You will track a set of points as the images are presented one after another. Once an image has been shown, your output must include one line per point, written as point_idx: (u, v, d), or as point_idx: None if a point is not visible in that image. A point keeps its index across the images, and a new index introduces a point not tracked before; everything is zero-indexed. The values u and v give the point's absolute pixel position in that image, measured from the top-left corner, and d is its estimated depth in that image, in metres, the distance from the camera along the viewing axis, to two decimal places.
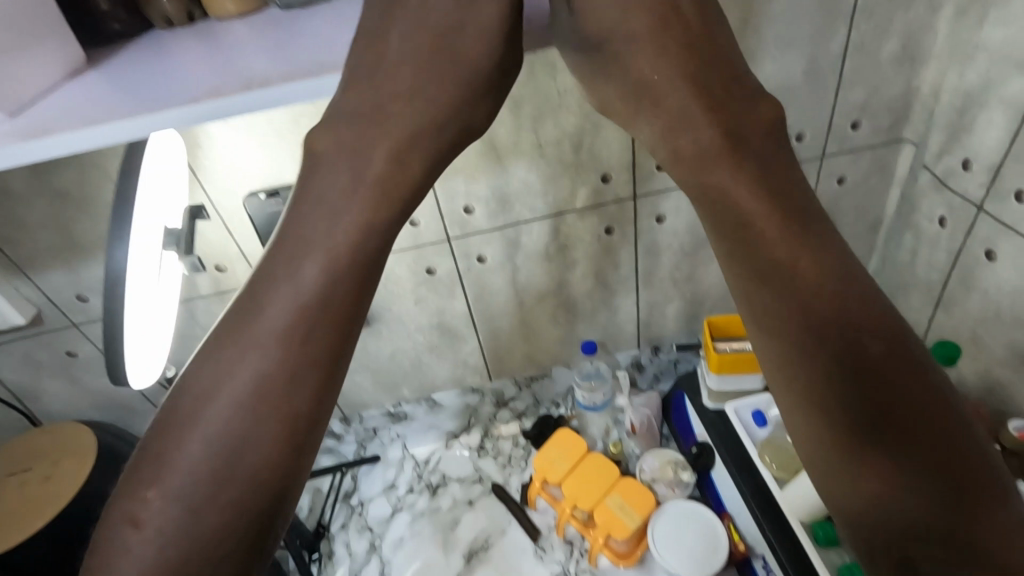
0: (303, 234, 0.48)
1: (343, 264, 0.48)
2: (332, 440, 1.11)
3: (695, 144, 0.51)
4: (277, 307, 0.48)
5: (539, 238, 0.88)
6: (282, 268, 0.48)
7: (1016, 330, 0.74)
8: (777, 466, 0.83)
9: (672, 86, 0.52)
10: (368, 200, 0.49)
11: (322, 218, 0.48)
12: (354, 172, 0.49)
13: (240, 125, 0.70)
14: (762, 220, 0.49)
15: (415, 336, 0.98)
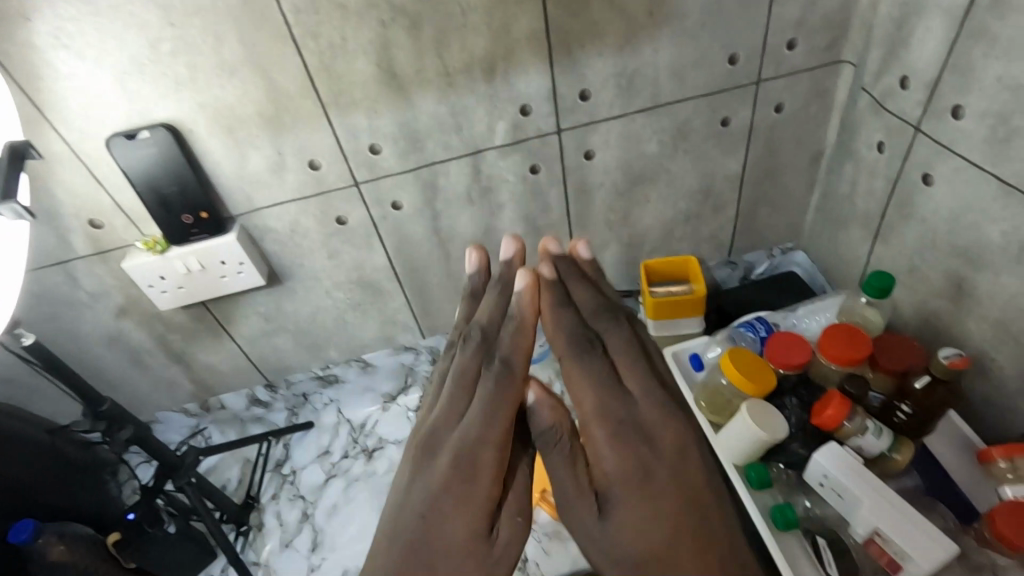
0: (459, 470, 0.55)
1: (476, 483, 0.55)
2: (260, 408, 1.05)
3: (612, 426, 0.57)
4: (420, 543, 0.52)
5: (459, 180, 0.81)
6: (422, 514, 0.54)
7: (953, 257, 0.71)
8: (710, 409, 0.79)
9: (589, 387, 0.60)
10: (491, 454, 0.56)
11: (460, 459, 0.56)
12: (476, 481, 0.55)
13: (86, 51, 0.60)
14: (609, 476, 0.55)
15: (334, 294, 0.91)
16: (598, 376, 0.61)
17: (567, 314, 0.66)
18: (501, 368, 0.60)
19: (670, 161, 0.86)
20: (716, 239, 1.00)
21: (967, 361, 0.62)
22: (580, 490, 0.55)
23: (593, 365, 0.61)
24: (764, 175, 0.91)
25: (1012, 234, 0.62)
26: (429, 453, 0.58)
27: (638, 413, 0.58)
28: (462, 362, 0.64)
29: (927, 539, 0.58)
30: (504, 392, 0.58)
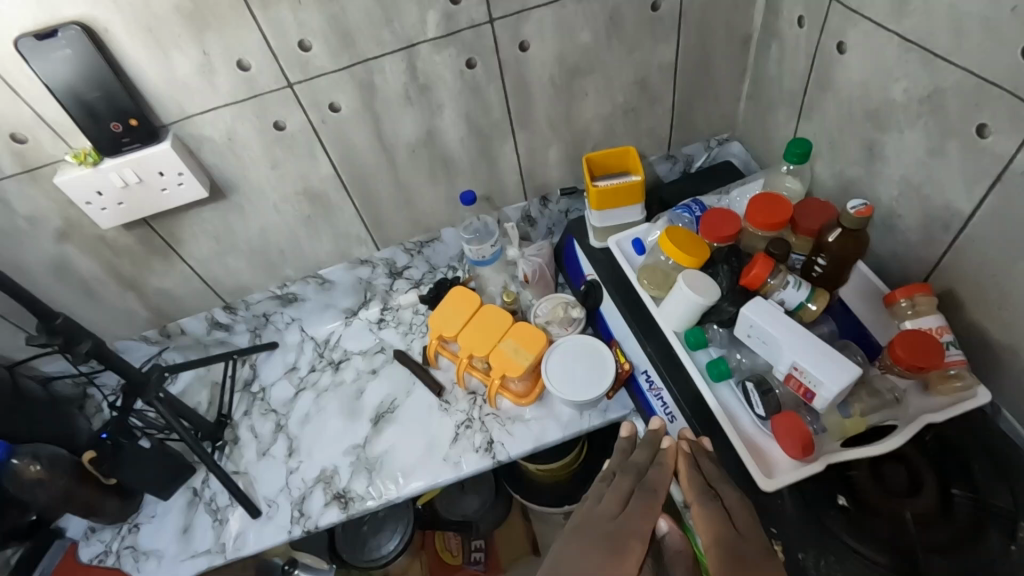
0: (597, 531, 0.49)
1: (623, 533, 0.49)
2: (221, 331, 1.07)
3: (725, 516, 0.54)
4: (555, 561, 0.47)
5: (396, 78, 0.80)
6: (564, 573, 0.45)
7: (864, 123, 0.76)
8: (652, 285, 0.84)
9: (724, 500, 0.57)
10: (643, 522, 0.50)
11: (606, 537, 0.48)
12: (619, 543, 0.48)
13: None
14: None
15: (282, 207, 0.91)
16: (721, 526, 0.52)
17: (708, 502, 0.56)
18: (652, 491, 0.55)
19: (605, 51, 0.87)
20: (655, 133, 1.03)
21: (870, 210, 0.67)
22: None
23: (745, 530, 0.52)
24: (697, 63, 0.94)
25: (912, 89, 0.67)
26: (584, 535, 0.49)
27: (759, 538, 0.51)
28: (616, 483, 0.57)
29: (837, 366, 0.64)
30: (652, 508, 0.52)
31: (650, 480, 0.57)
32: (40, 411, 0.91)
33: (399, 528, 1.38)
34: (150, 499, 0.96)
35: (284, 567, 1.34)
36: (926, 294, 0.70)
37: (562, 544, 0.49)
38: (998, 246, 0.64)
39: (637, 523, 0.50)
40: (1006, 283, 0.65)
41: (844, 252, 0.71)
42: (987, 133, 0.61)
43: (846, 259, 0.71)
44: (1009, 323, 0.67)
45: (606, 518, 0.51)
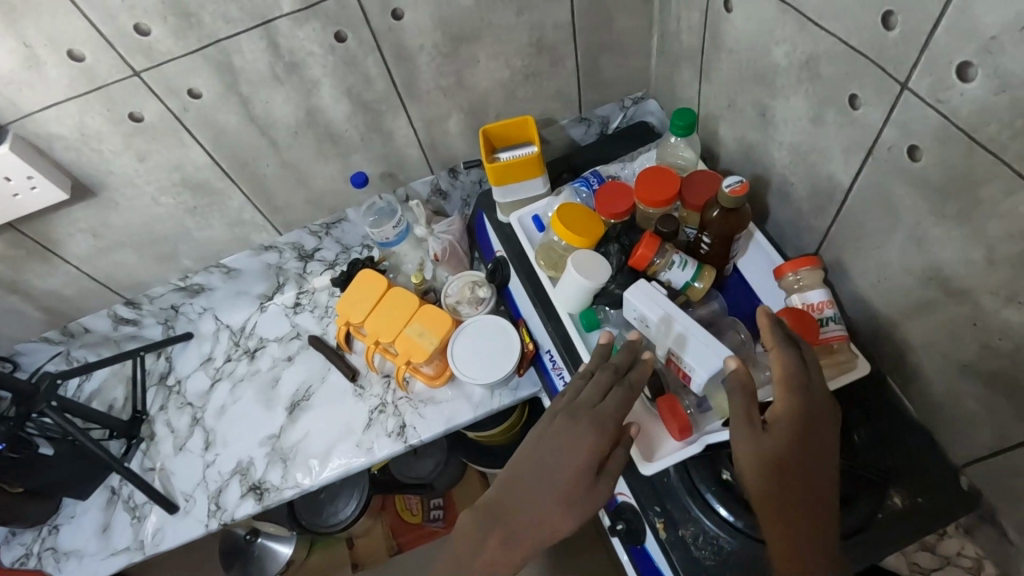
0: (575, 423, 0.64)
1: (600, 422, 0.64)
2: (129, 326, 1.04)
3: (799, 367, 0.57)
4: (551, 445, 0.64)
5: (257, 58, 0.74)
6: (546, 463, 0.64)
7: (755, 86, 0.72)
8: (549, 266, 0.82)
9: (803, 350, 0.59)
10: (615, 415, 0.64)
11: (583, 427, 0.64)
12: (594, 429, 0.63)
13: None
14: (785, 475, 0.54)
15: (161, 200, 0.86)
16: (795, 379, 0.56)
17: (792, 354, 0.57)
18: (628, 388, 0.65)
19: (490, 13, 0.81)
20: (563, 96, 0.98)
21: (746, 186, 0.64)
22: (762, 466, 0.55)
23: (810, 395, 0.56)
24: (596, 19, 0.87)
25: (792, 54, 0.63)
26: (568, 420, 0.65)
27: (818, 400, 0.56)
28: (597, 379, 0.66)
29: (710, 350, 0.63)
30: (627, 400, 0.65)
31: (636, 377, 0.66)
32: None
33: (355, 492, 1.37)
34: (68, 499, 0.96)
35: (247, 536, 1.38)
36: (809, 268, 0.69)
37: (547, 431, 0.66)
38: (874, 219, 0.62)
39: (610, 413, 0.64)
40: (882, 256, 0.64)
41: (728, 228, 0.69)
42: (858, 104, 0.57)
43: (732, 235, 0.69)
44: (888, 295, 0.66)
45: (590, 418, 0.64)
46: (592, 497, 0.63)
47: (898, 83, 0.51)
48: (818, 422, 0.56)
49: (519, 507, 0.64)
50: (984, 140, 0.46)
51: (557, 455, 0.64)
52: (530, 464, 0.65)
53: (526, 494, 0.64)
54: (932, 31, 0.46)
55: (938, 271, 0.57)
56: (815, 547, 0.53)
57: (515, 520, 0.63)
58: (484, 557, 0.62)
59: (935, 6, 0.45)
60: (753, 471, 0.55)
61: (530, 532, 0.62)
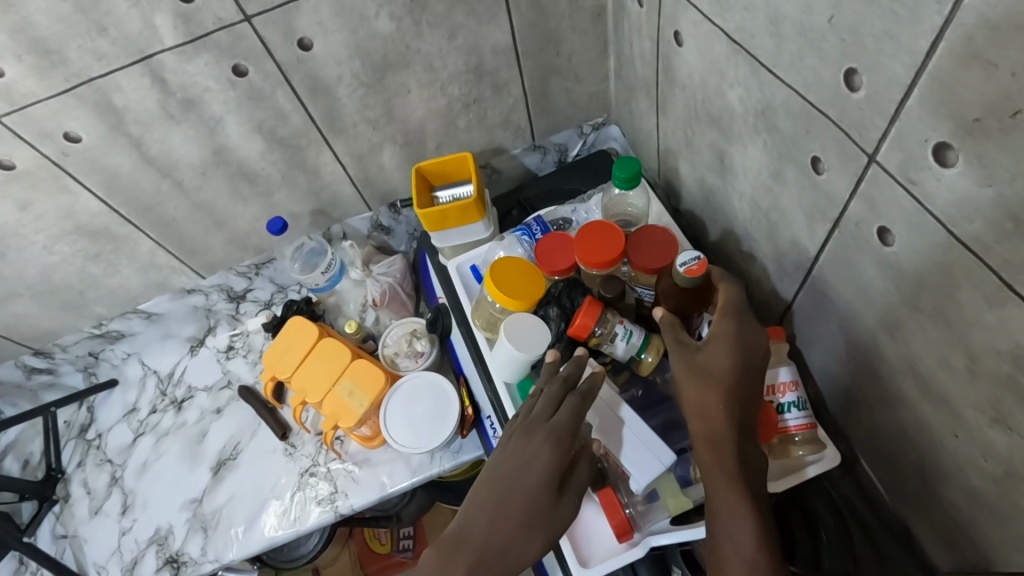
0: (534, 439, 0.55)
1: (558, 432, 0.55)
2: (44, 375, 0.96)
3: (735, 302, 0.56)
4: (509, 465, 0.55)
5: (142, 96, 0.65)
6: (507, 485, 0.54)
7: (711, 129, 0.62)
8: (486, 327, 0.72)
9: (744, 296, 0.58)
10: (575, 424, 0.55)
11: (542, 441, 0.55)
12: (554, 444, 0.54)
13: None
14: (719, 388, 0.52)
15: (54, 248, 0.77)
16: (731, 309, 0.56)
17: (735, 287, 0.57)
18: (583, 395, 0.57)
19: (415, 39, 0.71)
20: (511, 124, 0.88)
21: (704, 266, 0.56)
22: (690, 379, 0.53)
23: (748, 324, 0.55)
24: (541, 42, 0.77)
25: (747, 100, 0.53)
26: (525, 434, 0.55)
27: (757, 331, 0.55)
28: (548, 389, 0.57)
29: (650, 449, 0.57)
30: (584, 408, 0.56)
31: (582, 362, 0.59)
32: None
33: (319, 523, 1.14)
34: None
35: None
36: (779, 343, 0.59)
37: (505, 449, 0.56)
38: (843, 296, 0.53)
39: (569, 421, 0.55)
40: (852, 336, 0.55)
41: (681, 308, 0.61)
42: (821, 169, 0.48)
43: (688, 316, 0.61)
44: (858, 378, 0.57)
45: (549, 427, 0.55)
46: (562, 515, 0.54)
47: (864, 153, 0.42)
48: (755, 349, 0.54)
49: (480, 535, 0.53)
50: (966, 237, 0.37)
51: (516, 475, 0.54)
52: (488, 491, 0.55)
53: (485, 520, 0.53)
54: (902, 100, 0.37)
55: (913, 365, 0.48)
56: (747, 459, 0.50)
57: (476, 552, 0.52)
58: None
59: (905, 71, 0.36)
60: (687, 389, 0.54)
61: (496, 561, 0.52)
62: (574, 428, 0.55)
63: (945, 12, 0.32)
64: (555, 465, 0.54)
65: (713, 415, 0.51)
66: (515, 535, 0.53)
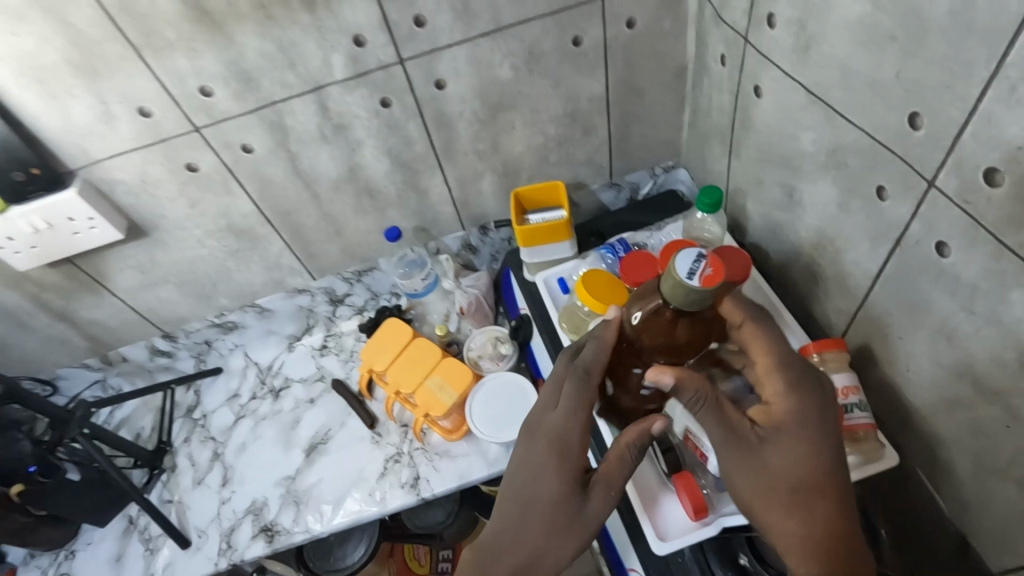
0: (538, 439, 0.61)
1: (558, 428, 0.60)
2: (164, 358, 1.08)
3: (782, 356, 0.56)
4: (520, 468, 0.60)
5: (308, 119, 0.79)
6: (523, 491, 0.59)
7: (781, 168, 0.73)
8: (571, 329, 0.82)
9: (774, 328, 0.58)
10: (579, 419, 0.60)
11: (545, 439, 0.60)
12: (554, 439, 0.60)
13: None
14: (805, 488, 0.51)
15: (206, 242, 0.91)
16: (786, 374, 0.55)
17: (767, 335, 0.57)
18: (584, 376, 0.61)
19: (527, 85, 0.85)
20: (594, 163, 1.00)
21: (718, 267, 0.51)
22: (762, 493, 0.52)
23: (802, 391, 0.54)
24: (630, 93, 0.90)
25: (820, 142, 0.63)
26: (531, 435, 0.62)
27: (818, 396, 0.54)
28: (550, 388, 0.64)
29: None
30: (583, 396, 0.61)
31: (588, 364, 0.62)
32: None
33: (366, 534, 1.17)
34: (88, 525, 0.98)
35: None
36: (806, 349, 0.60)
37: (518, 458, 0.62)
38: (902, 309, 0.61)
39: (569, 415, 0.60)
40: (910, 345, 0.62)
41: (683, 334, 0.57)
42: (885, 196, 0.57)
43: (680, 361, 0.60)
44: (918, 386, 0.64)
45: (547, 431, 0.60)
46: (587, 509, 0.58)
47: (925, 179, 0.52)
48: (822, 426, 0.53)
49: (508, 536, 0.58)
50: (1014, 244, 0.46)
51: (528, 477, 0.59)
52: (508, 496, 0.60)
53: (507, 522, 0.59)
54: (958, 135, 0.47)
55: (969, 366, 0.55)
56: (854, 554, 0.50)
57: (507, 553, 0.57)
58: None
59: (960, 113, 0.46)
60: (758, 492, 0.52)
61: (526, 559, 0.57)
62: (572, 420, 0.60)
63: (992, 68, 0.42)
64: (561, 460, 0.59)
65: (801, 528, 0.50)
66: (537, 534, 0.57)
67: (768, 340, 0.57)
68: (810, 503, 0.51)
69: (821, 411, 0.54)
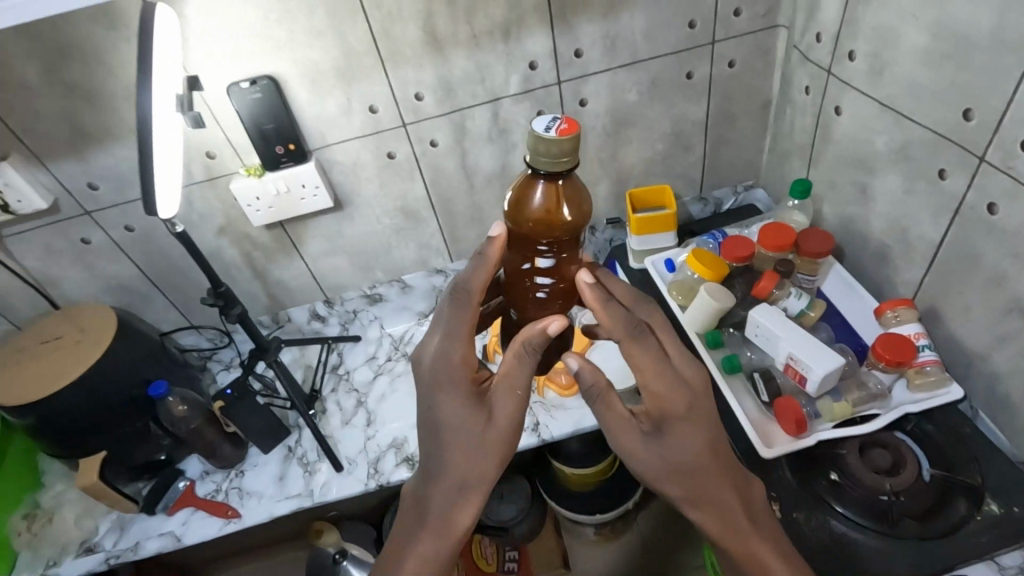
0: (433, 379, 0.68)
1: (443, 363, 0.68)
2: (318, 323, 1.29)
3: (654, 360, 0.67)
4: (429, 412, 0.69)
5: (483, 123, 1.04)
6: (441, 423, 0.68)
7: (856, 170, 0.93)
8: (680, 297, 1.03)
9: (643, 336, 0.67)
10: (457, 349, 0.68)
11: (439, 378, 0.68)
12: (443, 374, 0.68)
13: (212, 13, 0.83)
14: (687, 459, 0.66)
15: (382, 220, 1.14)
16: (659, 368, 0.67)
17: (642, 346, 0.67)
18: (456, 299, 0.69)
19: (647, 107, 1.08)
20: (689, 177, 1.22)
21: (573, 124, 0.57)
22: (672, 473, 0.67)
23: (678, 387, 0.67)
24: (724, 119, 1.14)
25: (891, 142, 0.84)
26: (427, 378, 0.69)
27: (692, 389, 0.68)
28: (433, 320, 0.71)
29: (825, 357, 0.82)
30: (463, 319, 0.68)
31: (467, 282, 0.69)
32: (170, 368, 1.12)
33: None
34: (254, 451, 1.16)
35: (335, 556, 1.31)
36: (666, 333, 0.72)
37: (423, 393, 0.70)
38: (962, 266, 0.79)
39: (454, 348, 0.68)
40: (969, 297, 0.79)
41: (556, 210, 0.64)
42: (945, 176, 0.77)
43: (563, 243, 0.67)
44: (977, 332, 0.80)
45: (440, 363, 0.68)
46: (499, 419, 0.68)
47: (977, 157, 0.72)
48: (695, 411, 0.68)
49: (442, 474, 0.68)
50: None
51: (439, 418, 0.68)
52: (430, 436, 0.69)
53: (436, 461, 0.68)
54: (1000, 119, 0.67)
55: (1018, 301, 0.72)
56: (727, 498, 0.67)
57: (443, 486, 0.68)
58: (453, 515, 0.68)
59: (1002, 103, 0.67)
60: (653, 465, 0.67)
61: (460, 485, 0.68)
62: (456, 352, 0.68)
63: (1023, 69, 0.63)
64: (459, 391, 0.68)
65: (677, 486, 0.67)
66: (462, 468, 0.67)
67: (645, 350, 0.67)
68: (695, 471, 0.67)
69: (694, 401, 0.68)
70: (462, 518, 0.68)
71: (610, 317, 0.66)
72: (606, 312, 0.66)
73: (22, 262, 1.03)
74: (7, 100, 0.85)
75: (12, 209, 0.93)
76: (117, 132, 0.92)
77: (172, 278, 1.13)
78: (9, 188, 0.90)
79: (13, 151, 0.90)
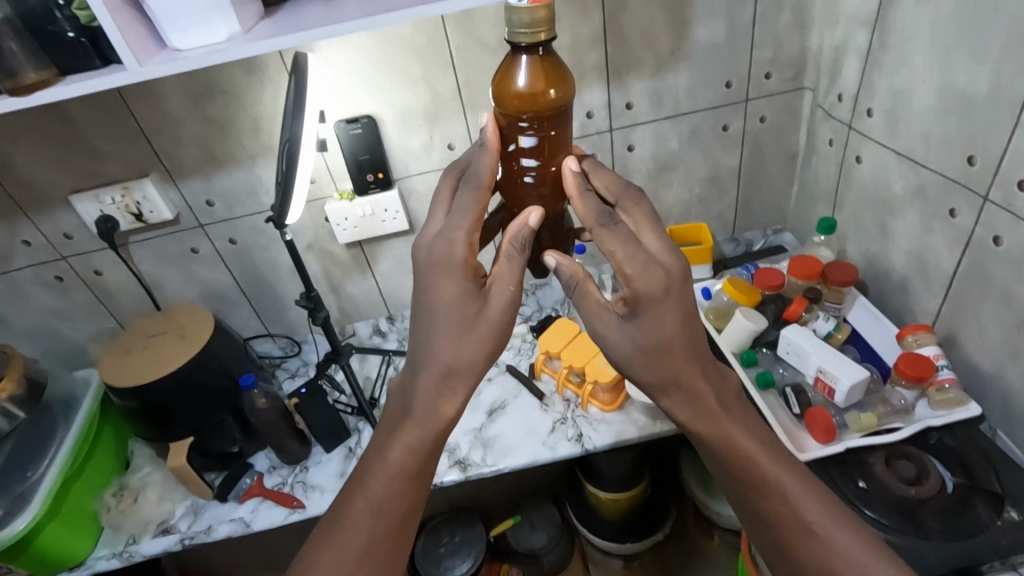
0: (431, 264, 0.72)
1: (445, 247, 0.72)
2: (378, 337, 1.39)
3: (628, 247, 0.70)
4: (426, 296, 0.73)
5: None
6: (435, 305, 0.72)
7: (876, 210, 1.05)
8: (716, 320, 1.12)
9: (614, 226, 0.72)
10: (459, 233, 0.72)
11: (440, 262, 0.72)
12: (444, 261, 0.72)
13: (331, 63, 1.01)
14: (665, 346, 0.71)
15: None
16: (630, 250, 0.70)
17: (613, 235, 0.71)
18: (467, 184, 0.73)
19: (687, 154, 1.23)
20: (722, 218, 1.35)
21: None
22: (643, 355, 0.72)
23: (655, 274, 0.69)
24: (756, 167, 1.27)
25: (907, 185, 0.96)
26: (426, 263, 0.73)
27: (668, 272, 0.70)
28: (438, 206, 0.77)
29: (851, 370, 0.92)
30: (472, 204, 0.73)
31: (478, 168, 0.74)
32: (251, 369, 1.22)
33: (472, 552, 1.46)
34: (317, 449, 1.26)
35: None
36: (644, 219, 0.74)
37: (419, 276, 0.73)
38: (974, 293, 0.89)
39: (455, 229, 0.72)
40: (982, 321, 0.89)
41: (541, 88, 0.71)
42: (956, 213, 0.88)
43: (546, 122, 0.75)
44: (992, 352, 0.88)
45: (440, 246, 0.72)
46: (492, 306, 0.73)
47: (982, 196, 0.83)
48: (675, 295, 0.71)
49: (433, 354, 0.72)
50: None
51: (432, 302, 0.72)
52: (422, 318, 0.73)
53: (429, 342, 0.72)
54: (1000, 163, 0.79)
55: None
56: (698, 386, 0.74)
57: (433, 366, 0.72)
58: (442, 400, 0.73)
59: (1000, 150, 0.79)
60: (628, 351, 0.72)
61: (451, 365, 0.72)
62: (457, 235, 0.72)
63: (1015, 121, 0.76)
64: (457, 276, 0.72)
65: (653, 373, 0.72)
66: (456, 350, 0.72)
67: (615, 240, 0.71)
68: (671, 360, 0.72)
69: (670, 281, 0.70)
70: (450, 401, 0.73)
71: (586, 207, 0.74)
72: (583, 203, 0.74)
73: (137, 266, 1.19)
74: (157, 127, 1.02)
75: (144, 219, 1.11)
76: (238, 158, 1.09)
77: (259, 288, 1.28)
78: (145, 201, 1.08)
79: (152, 171, 1.07)
